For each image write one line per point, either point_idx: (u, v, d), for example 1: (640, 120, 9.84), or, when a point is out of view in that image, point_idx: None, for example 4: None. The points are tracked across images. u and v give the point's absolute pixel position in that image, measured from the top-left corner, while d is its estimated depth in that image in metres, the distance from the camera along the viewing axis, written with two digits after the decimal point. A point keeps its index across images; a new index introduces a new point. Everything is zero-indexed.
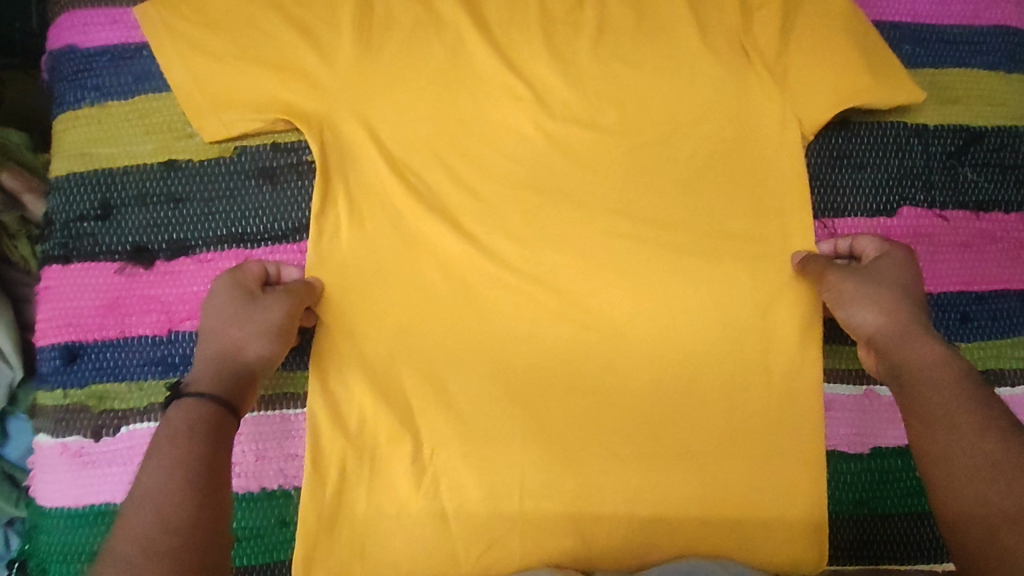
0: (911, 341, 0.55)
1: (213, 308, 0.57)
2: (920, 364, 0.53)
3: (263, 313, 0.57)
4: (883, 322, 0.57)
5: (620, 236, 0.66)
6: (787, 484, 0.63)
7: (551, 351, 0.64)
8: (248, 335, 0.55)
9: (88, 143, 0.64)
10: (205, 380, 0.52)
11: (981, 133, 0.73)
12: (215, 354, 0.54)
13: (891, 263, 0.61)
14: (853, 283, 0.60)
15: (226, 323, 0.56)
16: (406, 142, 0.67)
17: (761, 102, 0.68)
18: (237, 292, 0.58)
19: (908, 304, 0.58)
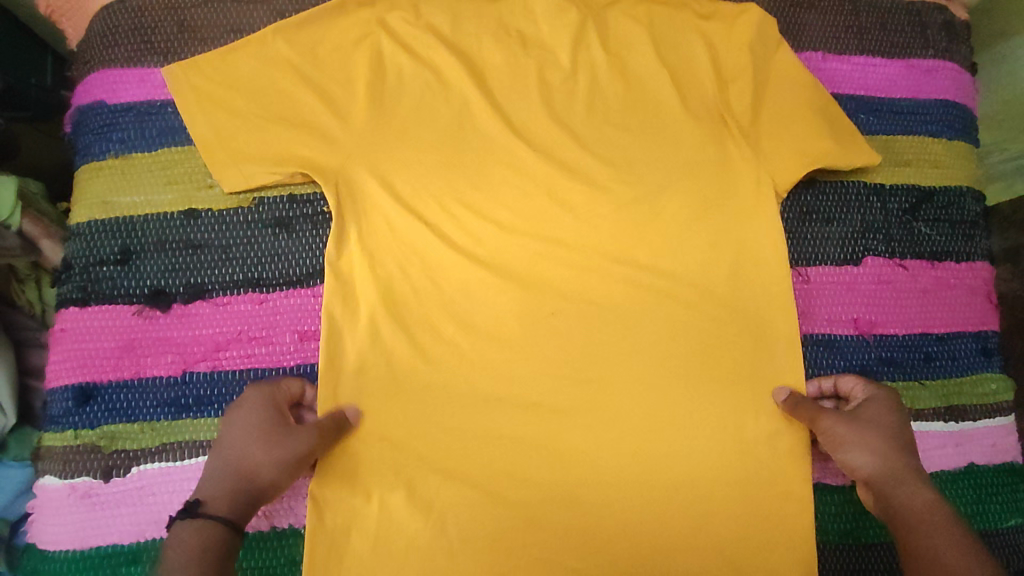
0: (907, 482, 0.60)
1: (239, 421, 0.59)
2: (915, 505, 0.58)
3: (287, 443, 0.58)
4: (878, 466, 0.62)
5: (618, 283, 0.70)
6: (772, 525, 0.66)
7: (551, 392, 0.67)
8: (264, 462, 0.57)
9: (110, 192, 0.67)
10: (221, 499, 0.54)
11: (934, 189, 0.77)
12: (232, 475, 0.56)
13: (878, 407, 0.66)
14: (844, 428, 0.64)
15: (246, 447, 0.57)
16: (416, 188, 0.70)
17: (744, 162, 0.73)
18: (270, 416, 0.59)
19: (902, 450, 0.62)
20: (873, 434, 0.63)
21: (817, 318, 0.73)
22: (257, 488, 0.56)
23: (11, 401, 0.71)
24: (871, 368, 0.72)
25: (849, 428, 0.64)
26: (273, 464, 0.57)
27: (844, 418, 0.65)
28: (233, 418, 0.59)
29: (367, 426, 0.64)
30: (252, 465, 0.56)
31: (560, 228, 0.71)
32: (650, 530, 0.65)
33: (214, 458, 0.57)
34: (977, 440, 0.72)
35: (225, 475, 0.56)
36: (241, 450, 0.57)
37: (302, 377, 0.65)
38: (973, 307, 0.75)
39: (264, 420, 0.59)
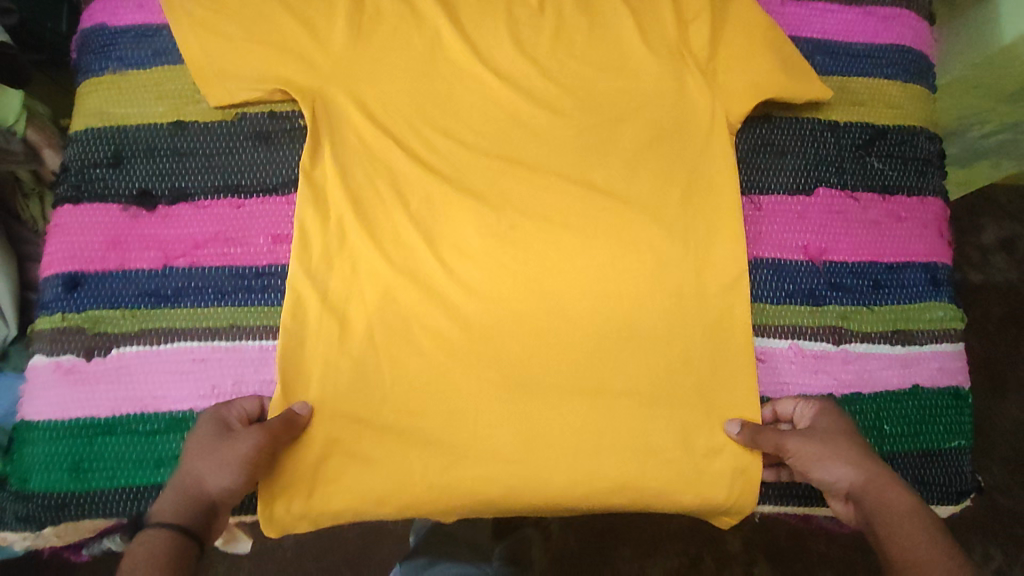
0: (885, 489, 0.59)
1: (195, 439, 0.60)
2: (897, 512, 0.57)
3: (233, 447, 0.60)
4: (854, 475, 0.61)
5: (575, 202, 0.75)
6: (707, 431, 0.71)
7: (509, 303, 0.72)
8: (216, 470, 0.58)
9: (107, 104, 0.73)
10: (171, 509, 0.56)
11: (889, 127, 0.80)
12: (182, 488, 0.57)
13: (826, 418, 0.66)
14: (805, 444, 0.63)
15: (194, 456, 0.59)
16: (387, 109, 0.74)
17: (698, 94, 0.77)
18: (213, 430, 0.61)
19: (867, 456, 0.62)
20: (839, 445, 0.62)
21: (769, 243, 0.76)
22: (208, 491, 0.58)
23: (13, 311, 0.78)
24: (820, 292, 0.75)
25: (815, 443, 0.63)
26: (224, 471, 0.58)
27: (806, 437, 0.64)
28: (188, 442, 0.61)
29: (328, 322, 0.69)
30: (199, 474, 0.58)
31: (523, 150, 0.75)
32: (596, 431, 0.71)
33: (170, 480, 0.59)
34: (921, 363, 0.75)
35: (175, 487, 0.57)
36: (187, 461, 0.59)
37: (273, 274, 0.70)
38: (923, 239, 0.78)
39: (202, 431, 0.61)
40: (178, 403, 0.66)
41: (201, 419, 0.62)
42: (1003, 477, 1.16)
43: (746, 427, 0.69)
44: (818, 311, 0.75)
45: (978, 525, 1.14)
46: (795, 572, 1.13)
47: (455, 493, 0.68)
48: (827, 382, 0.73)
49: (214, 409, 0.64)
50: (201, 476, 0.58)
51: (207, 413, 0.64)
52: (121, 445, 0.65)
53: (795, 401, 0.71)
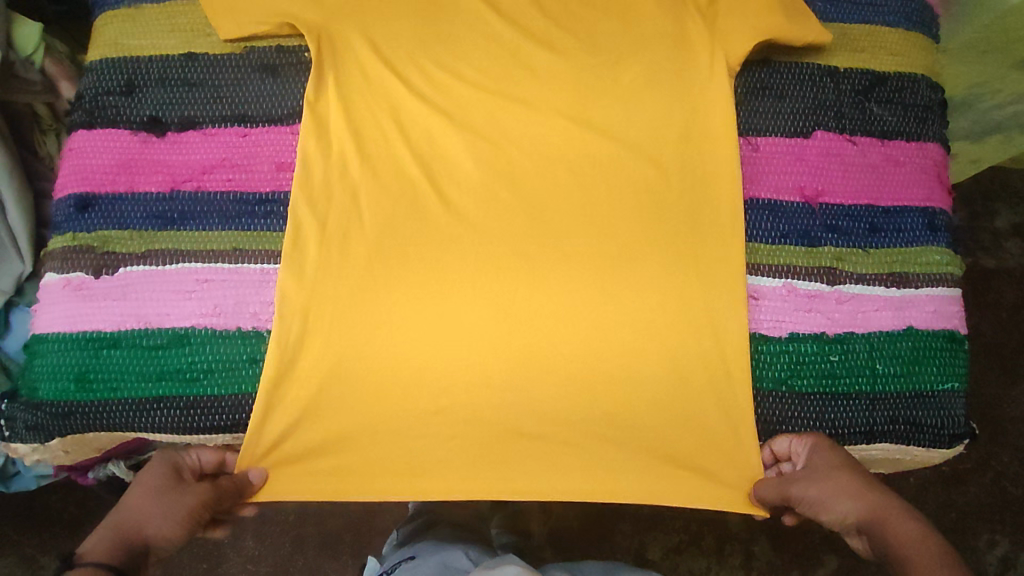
0: (891, 517, 0.61)
1: (144, 483, 0.63)
2: (908, 538, 0.59)
3: (180, 500, 0.62)
4: (860, 507, 0.62)
5: (574, 142, 0.75)
6: (701, 365, 0.70)
7: (506, 240, 0.72)
8: (158, 517, 0.61)
9: (122, 36, 0.75)
10: (105, 550, 0.58)
11: (889, 74, 0.80)
12: (117, 528, 0.60)
13: (823, 455, 0.67)
14: (812, 492, 0.65)
15: (140, 499, 0.62)
16: (392, 49, 0.76)
17: (697, 39, 0.78)
18: (166, 475, 0.64)
19: (868, 483, 0.64)
20: (838, 481, 0.65)
21: (764, 184, 0.76)
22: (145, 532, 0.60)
23: (30, 247, 0.81)
24: (815, 233, 0.75)
25: (819, 487, 0.65)
26: (166, 520, 0.61)
27: (810, 480, 0.66)
28: (137, 482, 0.64)
29: (324, 250, 0.70)
30: (140, 517, 0.61)
31: (525, 90, 0.76)
32: (590, 369, 0.70)
33: (112, 515, 0.62)
34: (917, 306, 0.73)
35: (114, 528, 0.60)
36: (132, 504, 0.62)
37: (276, 201, 0.71)
38: (921, 184, 0.77)
39: (157, 473, 0.64)
40: (180, 321, 0.67)
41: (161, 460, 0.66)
42: (1011, 462, 1.15)
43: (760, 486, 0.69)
44: (813, 251, 0.74)
45: (985, 510, 1.13)
46: (795, 548, 1.13)
47: (448, 422, 0.69)
48: (820, 322, 0.72)
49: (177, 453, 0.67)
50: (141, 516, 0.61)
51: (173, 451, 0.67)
52: (127, 360, 0.67)
53: (789, 436, 0.70)
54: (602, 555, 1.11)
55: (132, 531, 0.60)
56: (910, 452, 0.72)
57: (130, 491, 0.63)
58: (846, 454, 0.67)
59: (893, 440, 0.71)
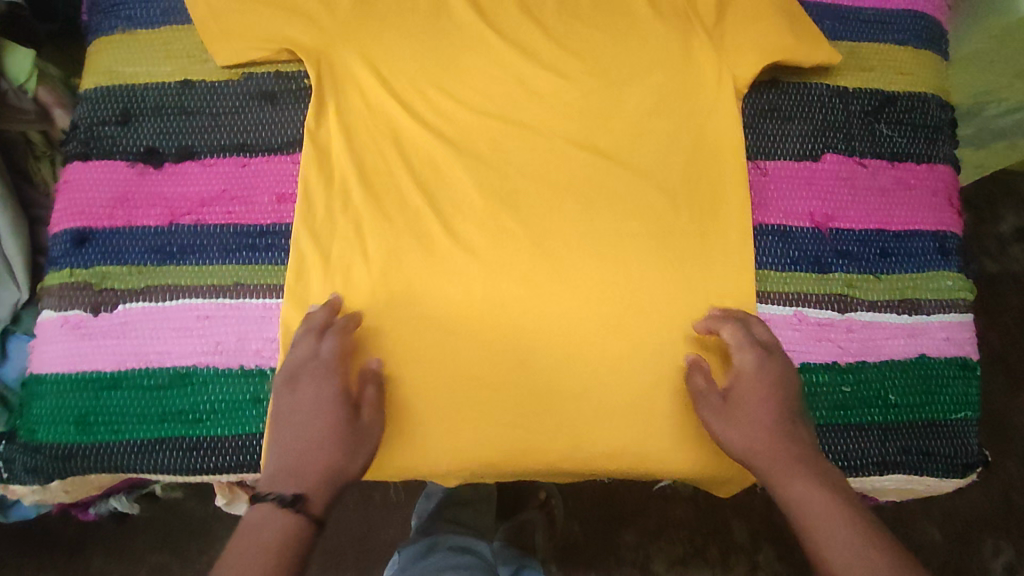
0: (789, 472, 0.59)
1: (317, 408, 0.60)
2: (809, 500, 0.57)
3: (366, 434, 0.62)
4: (758, 452, 0.61)
5: (580, 167, 0.74)
6: None
7: (513, 266, 0.71)
8: (352, 453, 0.60)
9: (117, 63, 0.73)
10: (318, 497, 0.57)
11: (899, 94, 0.79)
12: (319, 460, 0.58)
13: (749, 384, 0.65)
14: (719, 420, 0.64)
15: (326, 435, 0.60)
16: (393, 74, 0.74)
17: (703, 60, 0.76)
18: (337, 399, 0.61)
19: (778, 428, 0.62)
20: (755, 406, 0.64)
21: (773, 209, 0.75)
22: (343, 474, 0.59)
23: (26, 275, 0.79)
24: (825, 259, 0.74)
25: (727, 419, 0.64)
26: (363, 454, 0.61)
27: (721, 414, 0.65)
28: (303, 407, 0.60)
29: (327, 284, 0.68)
30: (339, 457, 0.59)
31: (529, 114, 0.75)
32: (600, 398, 0.69)
33: (293, 441, 0.59)
34: (928, 333, 0.73)
35: (316, 469, 0.58)
36: (324, 442, 0.59)
37: (277, 234, 0.70)
38: (932, 208, 0.76)
39: (327, 401, 0.61)
40: (181, 360, 0.66)
41: (324, 386, 0.61)
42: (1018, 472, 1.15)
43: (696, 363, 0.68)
44: (823, 278, 0.73)
45: (992, 519, 1.13)
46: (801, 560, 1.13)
47: (453, 458, 0.67)
48: (833, 351, 0.71)
49: (328, 375, 0.62)
50: (339, 458, 0.59)
51: (313, 365, 0.63)
52: (127, 401, 0.65)
53: (732, 335, 0.67)
54: (608, 569, 1.11)
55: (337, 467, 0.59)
56: (922, 482, 0.71)
57: (305, 418, 0.60)
58: (775, 382, 0.64)
59: (907, 471, 0.69)
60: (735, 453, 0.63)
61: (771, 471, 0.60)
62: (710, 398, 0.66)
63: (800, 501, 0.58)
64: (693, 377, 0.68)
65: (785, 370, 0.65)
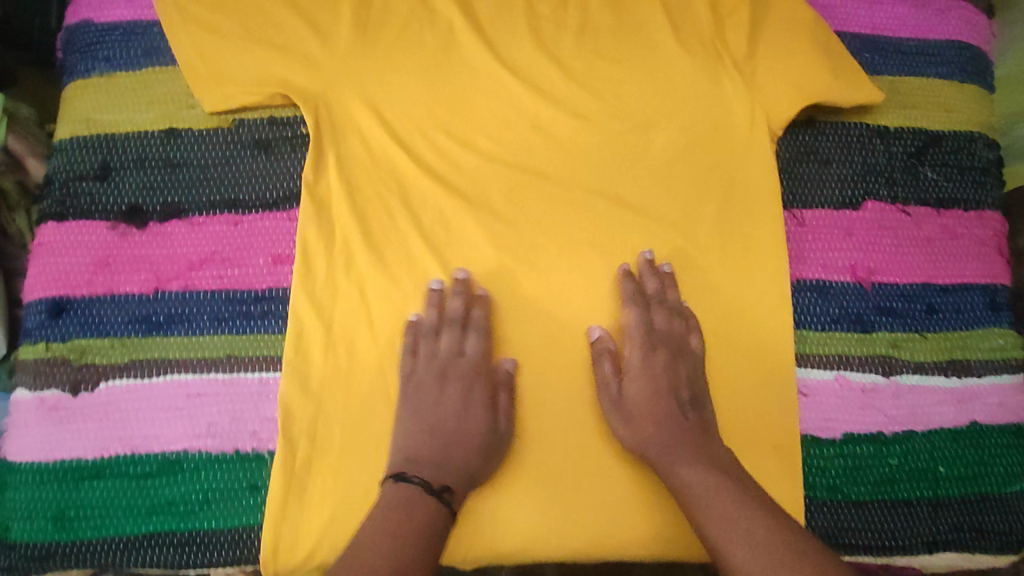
0: (681, 460, 0.58)
1: (462, 405, 0.61)
2: (698, 484, 0.56)
3: (501, 436, 0.61)
4: (657, 443, 0.60)
5: (603, 220, 0.68)
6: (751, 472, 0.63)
7: (531, 331, 0.65)
8: (487, 453, 0.60)
9: (94, 110, 0.66)
10: (457, 489, 0.58)
11: (944, 133, 0.73)
12: (459, 454, 0.59)
13: (647, 371, 0.63)
14: (615, 408, 0.62)
15: (467, 432, 0.60)
16: (397, 119, 0.68)
17: (735, 99, 0.70)
18: (480, 399, 0.61)
19: (671, 415, 0.61)
20: (646, 393, 0.62)
21: (811, 263, 0.69)
22: (481, 470, 0.60)
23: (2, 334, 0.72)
24: (868, 317, 0.69)
25: (624, 407, 0.62)
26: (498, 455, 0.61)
27: (619, 403, 0.62)
28: (450, 402, 0.61)
29: (331, 357, 0.63)
30: (473, 456, 0.60)
31: (546, 161, 0.69)
32: (629, 477, 0.63)
33: (440, 431, 0.60)
34: (979, 398, 0.68)
35: (455, 464, 0.59)
36: (466, 438, 0.60)
37: (274, 300, 0.64)
38: (980, 258, 0.71)
39: (470, 399, 0.61)
40: (171, 443, 0.61)
41: (470, 385, 0.62)
42: None
43: (603, 343, 0.64)
44: (866, 338, 0.68)
45: None
46: None
47: (470, 548, 0.60)
48: (876, 420, 0.67)
49: (475, 375, 0.63)
50: (477, 455, 0.60)
51: (460, 364, 0.63)
52: (111, 490, 0.59)
53: (633, 316, 0.64)
54: None
55: (472, 465, 0.59)
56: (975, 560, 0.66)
57: (451, 413, 0.61)
58: (672, 369, 0.63)
59: (959, 550, 0.65)
60: (628, 441, 0.61)
61: (665, 458, 0.59)
62: (610, 387, 0.63)
63: (689, 487, 0.57)
64: (598, 362, 0.64)
65: (683, 355, 0.64)
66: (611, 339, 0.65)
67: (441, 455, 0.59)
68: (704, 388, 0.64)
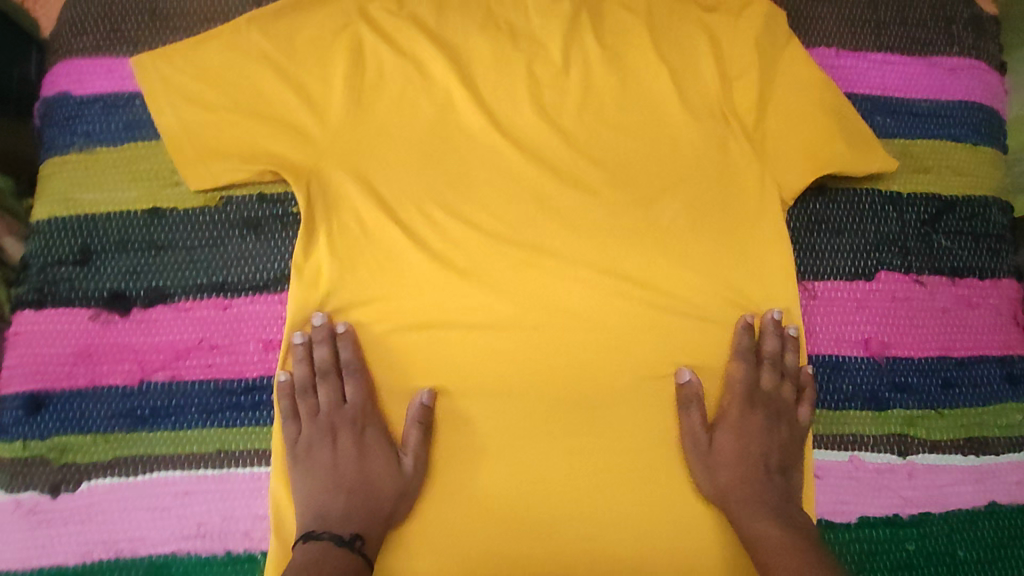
0: (760, 517, 0.59)
1: (316, 444, 0.59)
2: (772, 541, 0.57)
3: (413, 476, 0.59)
4: (739, 495, 0.60)
5: (609, 298, 0.65)
6: None
7: (534, 417, 0.62)
8: (398, 494, 0.58)
9: (73, 188, 0.63)
10: (370, 534, 0.56)
11: (958, 198, 0.71)
12: (349, 496, 0.58)
13: (759, 426, 0.63)
14: (703, 453, 0.61)
15: (354, 472, 0.58)
16: (393, 192, 0.65)
17: (744, 167, 0.67)
18: (375, 439, 0.60)
19: (760, 475, 0.61)
20: (737, 450, 0.62)
21: (823, 337, 0.67)
22: (394, 513, 0.58)
23: None
24: (883, 394, 0.66)
25: (717, 455, 0.61)
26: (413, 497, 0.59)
27: (709, 449, 0.61)
28: (297, 441, 0.59)
29: (326, 450, 0.59)
30: (380, 497, 0.58)
31: (549, 236, 0.66)
32: None
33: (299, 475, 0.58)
34: (997, 477, 0.66)
35: (341, 505, 0.57)
36: (339, 484, 0.58)
37: (265, 390, 0.61)
38: (996, 329, 0.69)
39: (334, 438, 0.59)
40: (158, 546, 0.58)
41: (368, 431, 0.60)
42: None
43: (694, 383, 0.63)
44: (881, 416, 0.66)
45: None
46: None
47: None
48: (893, 502, 0.64)
49: (360, 420, 0.60)
50: (388, 500, 0.58)
51: (342, 411, 0.60)
52: None
53: (743, 363, 0.63)
54: None
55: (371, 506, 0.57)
56: None
57: (296, 453, 0.59)
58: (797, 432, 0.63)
59: None
60: (705, 488, 0.61)
61: (743, 509, 0.60)
62: (699, 437, 0.61)
63: (764, 545, 0.57)
64: (688, 409, 0.62)
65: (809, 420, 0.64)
66: (700, 385, 0.63)
67: (325, 498, 0.57)
68: (794, 454, 0.63)
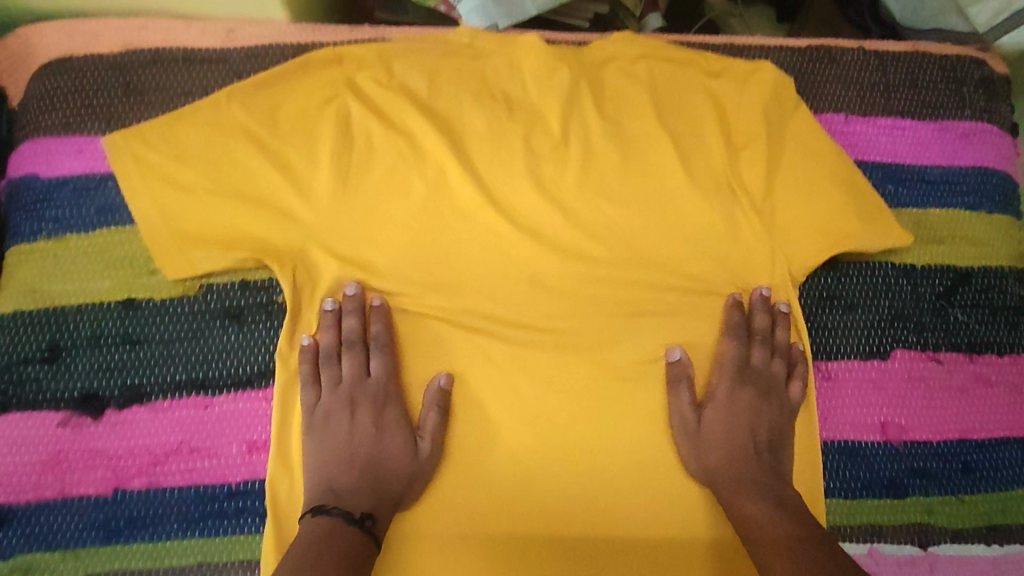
0: (744, 492, 0.56)
1: (331, 416, 0.57)
2: (760, 513, 0.54)
3: (422, 457, 0.57)
4: (723, 471, 0.57)
5: (615, 386, 0.61)
6: None
7: (537, 515, 0.58)
8: (394, 463, 0.56)
9: (40, 279, 0.59)
10: (369, 506, 0.54)
11: (973, 270, 0.68)
12: (359, 466, 0.55)
13: (742, 398, 0.60)
14: (688, 431, 0.59)
15: (370, 445, 0.56)
16: (384, 275, 0.61)
17: (753, 243, 0.64)
18: (390, 414, 0.58)
19: (754, 453, 0.58)
20: (732, 429, 0.59)
21: (838, 421, 0.64)
22: (403, 495, 0.55)
23: None
24: (902, 481, 0.63)
25: (712, 430, 0.59)
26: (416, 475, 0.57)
27: (700, 425, 0.59)
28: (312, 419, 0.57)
29: None
30: (388, 471, 0.56)
31: (549, 319, 0.62)
32: None
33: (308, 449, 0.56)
34: None
35: (353, 479, 0.55)
36: (350, 459, 0.55)
37: (249, 495, 0.57)
38: (1015, 408, 0.66)
39: (351, 411, 0.57)
40: None
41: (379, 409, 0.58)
42: None
43: (683, 362, 0.61)
44: (900, 505, 0.63)
45: None
46: None
47: None
48: None
49: (385, 396, 0.58)
50: (398, 481, 0.56)
51: (360, 384, 0.58)
52: None
53: (743, 342, 0.62)
54: None
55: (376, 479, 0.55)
56: None
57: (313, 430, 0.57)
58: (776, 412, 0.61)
59: None
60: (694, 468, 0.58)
61: (731, 488, 0.56)
62: (688, 420, 0.59)
63: (754, 522, 0.53)
64: (677, 386, 0.60)
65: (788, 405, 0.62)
66: (691, 364, 0.61)
67: (334, 470, 0.55)
68: (785, 438, 0.61)
